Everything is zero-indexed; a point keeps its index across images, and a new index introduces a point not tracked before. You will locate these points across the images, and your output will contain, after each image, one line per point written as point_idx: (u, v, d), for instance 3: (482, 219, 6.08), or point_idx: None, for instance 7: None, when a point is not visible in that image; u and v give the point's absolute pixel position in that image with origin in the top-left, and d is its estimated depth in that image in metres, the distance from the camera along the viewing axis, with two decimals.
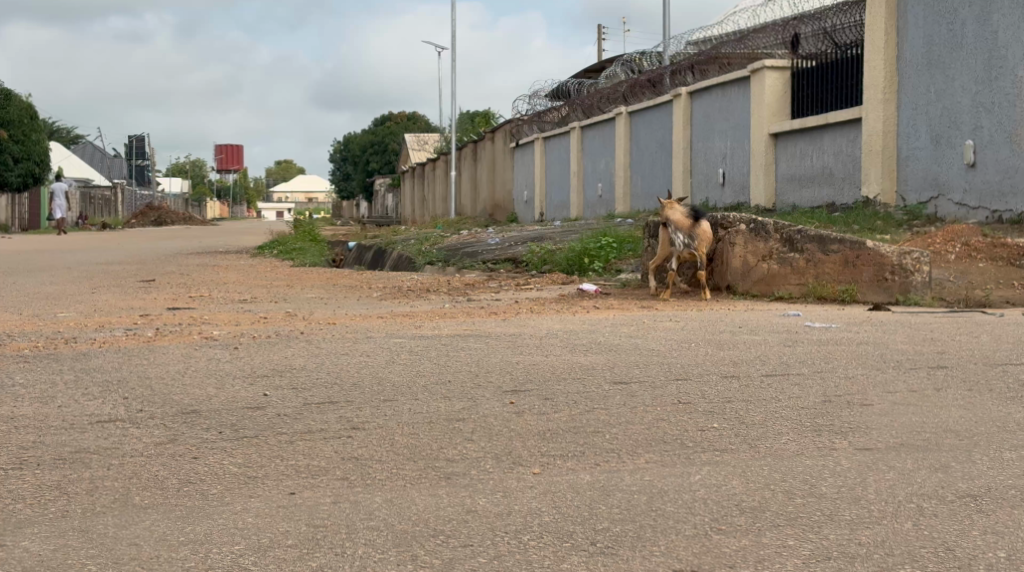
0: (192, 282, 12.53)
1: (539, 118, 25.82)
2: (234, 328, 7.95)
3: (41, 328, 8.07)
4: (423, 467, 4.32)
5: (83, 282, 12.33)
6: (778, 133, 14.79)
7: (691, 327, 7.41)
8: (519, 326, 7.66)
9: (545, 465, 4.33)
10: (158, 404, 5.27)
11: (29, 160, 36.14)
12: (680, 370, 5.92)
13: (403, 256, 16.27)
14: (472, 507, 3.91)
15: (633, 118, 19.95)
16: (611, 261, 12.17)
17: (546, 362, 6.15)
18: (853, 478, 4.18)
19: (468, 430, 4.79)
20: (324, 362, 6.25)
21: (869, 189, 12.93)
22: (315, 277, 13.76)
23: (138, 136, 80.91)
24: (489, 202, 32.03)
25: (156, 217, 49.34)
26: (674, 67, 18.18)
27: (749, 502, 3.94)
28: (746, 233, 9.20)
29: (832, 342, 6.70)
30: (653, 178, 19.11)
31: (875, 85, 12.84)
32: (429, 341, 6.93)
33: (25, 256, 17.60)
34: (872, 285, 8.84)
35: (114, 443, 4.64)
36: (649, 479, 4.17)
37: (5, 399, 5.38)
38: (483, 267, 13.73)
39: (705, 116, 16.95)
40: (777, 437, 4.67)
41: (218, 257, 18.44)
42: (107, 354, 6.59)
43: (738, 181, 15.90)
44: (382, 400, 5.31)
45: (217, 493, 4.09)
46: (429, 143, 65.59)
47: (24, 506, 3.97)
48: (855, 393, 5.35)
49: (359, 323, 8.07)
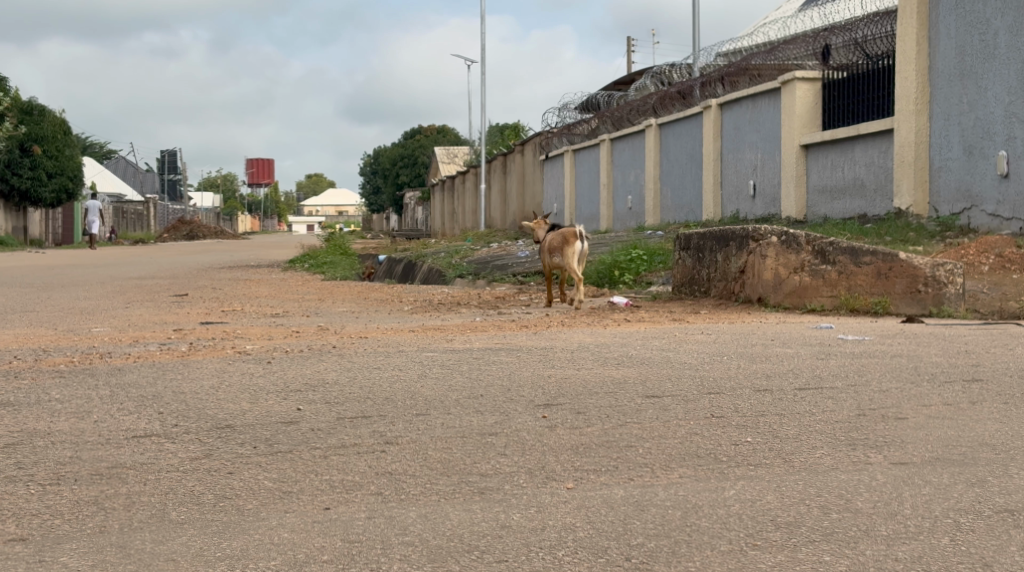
0: (223, 297, 12.59)
1: (567, 130, 25.86)
2: (266, 342, 7.99)
3: (75, 343, 8.13)
4: (456, 482, 4.33)
5: (116, 297, 12.41)
6: (809, 144, 14.74)
7: (723, 341, 7.38)
8: (551, 339, 7.66)
9: (579, 480, 4.32)
10: (193, 419, 5.31)
11: (62, 176, 36.35)
12: (712, 384, 5.90)
13: (433, 270, 16.31)
14: (506, 523, 3.92)
15: (662, 130, 19.94)
16: (642, 274, 12.13)
17: (578, 376, 6.15)
18: (889, 493, 4.15)
19: (501, 444, 4.79)
20: (356, 376, 6.27)
21: (901, 201, 12.86)
22: (345, 290, 13.83)
23: (171, 152, 81.50)
24: (518, 214, 32.09)
25: (188, 232, 49.71)
26: (704, 78, 18.18)
27: (784, 517, 3.93)
28: (777, 246, 9.18)
29: (866, 355, 6.66)
30: (683, 190, 19.08)
31: (906, 96, 12.79)
32: (462, 355, 6.95)
33: (56, 271, 17.73)
34: (905, 297, 8.78)
35: (150, 459, 4.68)
36: (682, 494, 4.16)
37: (41, 414, 5.43)
38: (514, 280, 13.75)
39: (735, 127, 16.92)
40: (812, 451, 4.65)
41: (248, 271, 18.53)
42: (141, 369, 6.62)
43: (769, 193, 15.85)
44: (415, 415, 5.32)
45: (252, 509, 4.11)
46: (459, 155, 65.88)
47: (61, 521, 4.01)
48: (889, 407, 5.32)
49: (390, 337, 8.10)
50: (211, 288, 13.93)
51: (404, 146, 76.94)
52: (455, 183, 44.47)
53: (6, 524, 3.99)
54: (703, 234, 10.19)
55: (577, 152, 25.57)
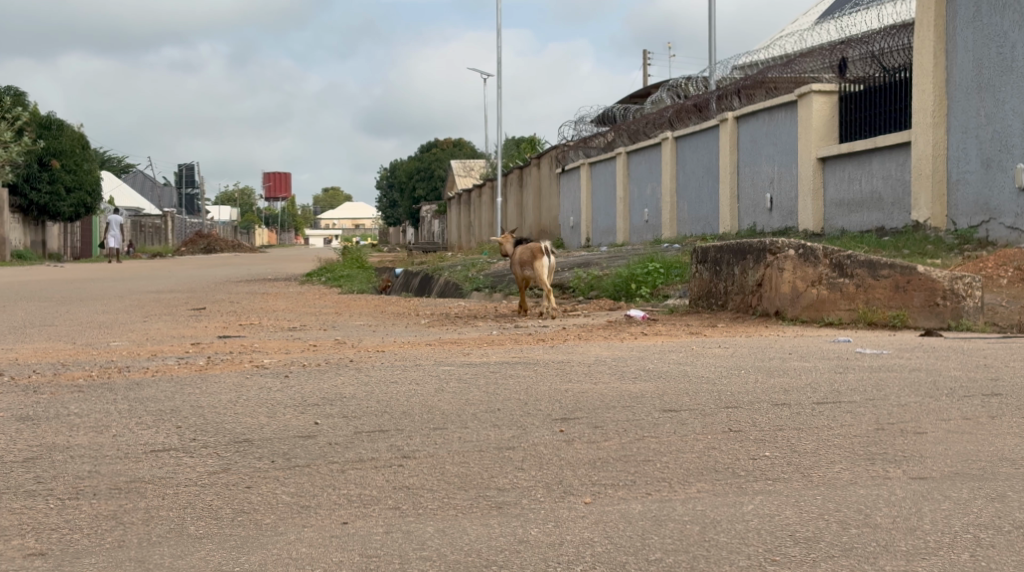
0: (241, 310, 12.62)
1: (584, 144, 25.88)
2: (283, 356, 8.01)
3: (94, 357, 8.16)
4: (474, 497, 4.33)
5: (134, 311, 12.45)
6: (826, 158, 14.70)
7: (740, 354, 7.36)
8: (568, 353, 7.65)
9: (596, 495, 4.32)
10: (211, 433, 5.32)
11: (80, 190, 36.54)
12: (731, 398, 5.88)
13: (450, 283, 16.31)
14: (524, 538, 3.91)
15: (678, 143, 19.94)
16: (658, 287, 12.11)
17: (595, 390, 6.14)
18: (909, 508, 4.13)
19: (519, 458, 4.80)
20: (373, 391, 6.27)
21: (919, 214, 12.82)
22: (362, 304, 13.87)
23: (189, 166, 81.87)
24: (534, 227, 32.09)
25: (206, 245, 49.90)
26: (720, 91, 18.18)
27: (803, 532, 3.92)
28: (795, 258, 9.14)
29: (884, 369, 6.63)
30: (700, 203, 19.05)
31: (924, 109, 12.75)
32: (478, 369, 6.95)
33: (76, 285, 17.81)
34: (924, 311, 8.77)
35: (168, 473, 4.69)
36: (700, 509, 4.15)
37: (60, 429, 5.45)
38: (529, 294, 13.75)
39: (752, 140, 16.90)
40: (830, 465, 4.64)
41: (265, 285, 18.57)
42: (160, 384, 6.65)
43: (786, 206, 15.82)
44: (433, 429, 5.32)
45: (270, 523, 4.12)
46: (475, 169, 66.02)
47: (81, 536, 4.03)
48: (908, 422, 5.30)
49: (408, 351, 8.11)
50: (228, 302, 13.97)
51: (420, 160, 77.10)
52: (471, 197, 44.59)
53: (25, 539, 4.01)
54: (720, 247, 10.16)
55: (593, 165, 25.58)
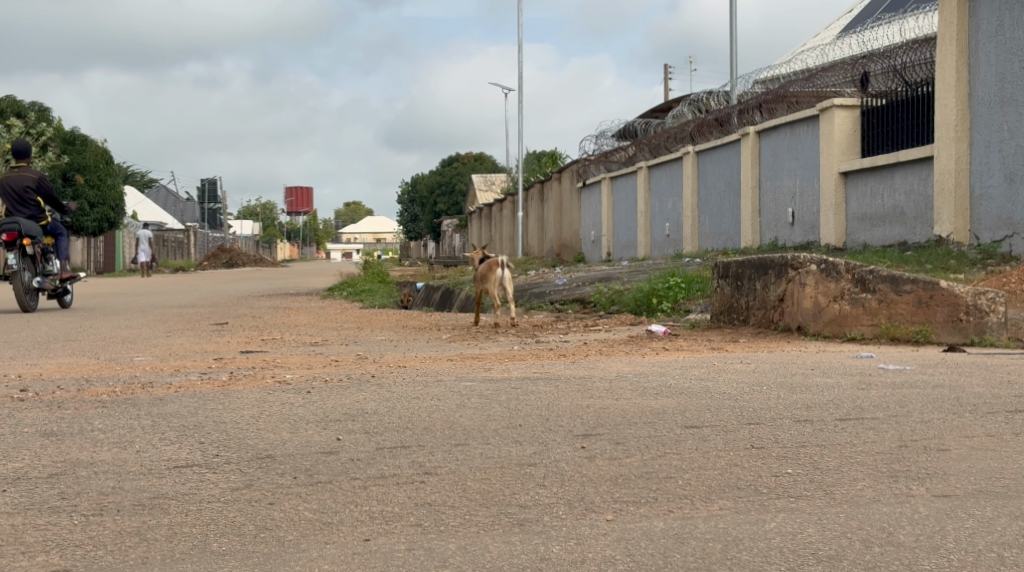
0: (263, 325, 12.66)
1: (605, 158, 25.90)
2: (305, 371, 8.03)
3: (118, 373, 8.19)
4: (496, 514, 4.34)
5: (157, 327, 12.51)
6: (848, 172, 14.66)
7: (762, 370, 7.35)
8: (589, 369, 7.64)
9: (617, 512, 4.31)
10: (234, 449, 5.34)
11: (104, 205, 36.80)
12: (752, 414, 5.86)
13: (471, 297, 16.35)
14: (546, 556, 3.92)
15: (700, 158, 19.93)
16: (679, 301, 12.09)
17: (616, 406, 6.13)
18: (933, 526, 4.12)
19: (540, 475, 4.80)
20: (395, 406, 6.28)
21: (942, 229, 12.77)
22: (383, 318, 13.91)
23: (211, 181, 82.26)
24: (555, 241, 32.07)
25: (228, 259, 50.10)
26: (742, 105, 18.15)
27: (826, 550, 3.91)
28: (816, 274, 9.08)
29: (908, 386, 6.59)
30: (721, 218, 19.02)
31: (946, 123, 12.71)
32: (499, 385, 6.94)
33: (98, 300, 17.93)
34: (946, 326, 8.73)
35: (191, 490, 4.71)
36: (722, 527, 4.14)
37: (84, 444, 5.49)
38: (551, 308, 13.76)
39: (774, 155, 16.86)
40: (853, 483, 4.62)
41: (286, 299, 18.65)
42: (183, 399, 6.67)
43: (808, 220, 15.78)
44: (454, 445, 5.32)
45: (293, 540, 4.14)
46: (496, 183, 66.16)
47: (105, 553, 4.05)
48: (931, 438, 5.27)
49: (429, 367, 8.12)
50: (250, 317, 14.05)
51: (442, 174, 77.27)
52: (492, 212, 44.72)
53: (50, 555, 4.03)
54: (742, 262, 10.12)
55: (614, 179, 25.59)
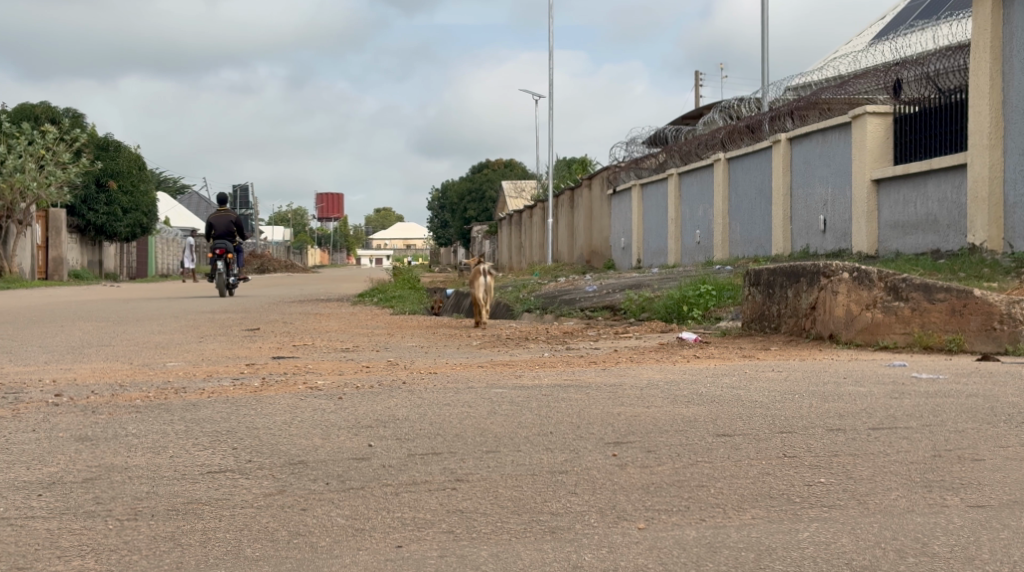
0: (295, 332, 12.63)
1: (635, 165, 25.89)
2: (336, 378, 8.03)
3: (151, 378, 8.22)
4: (527, 521, 4.34)
5: (189, 332, 12.51)
6: (880, 179, 14.59)
7: (794, 378, 7.32)
8: (619, 376, 7.65)
9: (650, 520, 4.31)
10: (266, 454, 5.38)
11: (137, 211, 37.06)
12: (784, 423, 5.84)
13: (501, 304, 16.40)
14: (578, 564, 3.93)
15: (731, 164, 19.87)
16: (710, 309, 12.07)
17: (647, 414, 6.13)
18: (967, 537, 4.09)
19: (572, 482, 4.81)
20: (426, 413, 6.29)
21: (975, 237, 12.70)
22: (414, 324, 13.94)
23: (242, 185, 82.65)
24: (585, 248, 32.05)
25: (258, 266, 50.33)
26: (774, 112, 18.08)
27: (860, 560, 3.90)
28: (848, 282, 9.09)
29: (943, 395, 6.55)
30: (752, 226, 18.94)
31: (980, 131, 12.62)
32: (531, 392, 6.94)
33: (131, 305, 17.98)
34: (980, 335, 8.62)
35: (225, 494, 4.75)
36: (756, 536, 4.13)
37: (118, 448, 5.54)
38: (581, 315, 13.75)
39: (805, 161, 16.79)
40: (886, 492, 4.60)
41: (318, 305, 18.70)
42: (215, 405, 6.70)
43: (840, 228, 15.69)
44: (485, 451, 5.35)
45: (326, 546, 4.16)
46: (527, 189, 66.26)
47: (140, 557, 4.09)
48: (965, 448, 5.24)
49: (459, 374, 8.11)
50: (283, 323, 14.09)
51: (472, 181, 77.42)
52: (522, 218, 44.80)
53: (86, 559, 4.07)
54: (773, 269, 10.07)
55: (644, 186, 25.54)
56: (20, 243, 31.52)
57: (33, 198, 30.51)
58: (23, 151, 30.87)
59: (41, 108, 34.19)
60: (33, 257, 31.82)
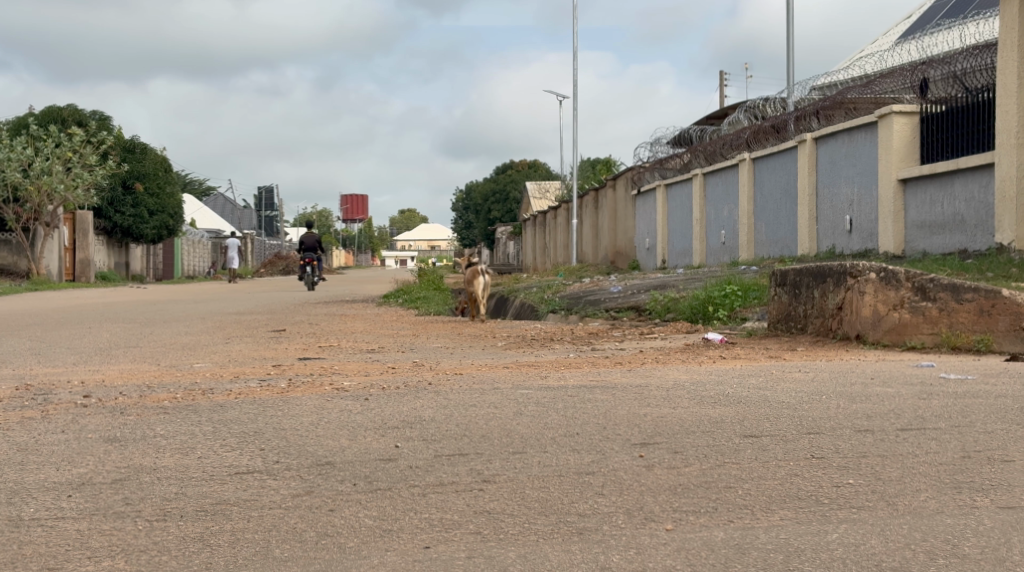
0: (319, 332, 12.74)
1: (660, 165, 25.86)
2: (362, 378, 8.11)
3: (180, 379, 8.33)
4: (554, 522, 4.34)
5: (216, 333, 12.67)
6: (907, 179, 14.50)
7: (821, 378, 7.29)
8: (645, 377, 7.63)
9: (678, 521, 4.30)
10: (294, 455, 5.40)
11: (163, 213, 37.34)
12: (812, 424, 5.82)
13: (526, 304, 16.47)
14: (606, 565, 3.93)
15: (756, 164, 19.81)
16: (736, 310, 12.04)
17: (674, 415, 6.12)
18: (997, 538, 4.07)
19: (599, 484, 4.80)
20: (452, 414, 6.31)
21: (1003, 236, 12.61)
22: (439, 324, 13.99)
23: (268, 186, 83.16)
24: (609, 249, 32.05)
25: (284, 266, 50.58)
26: (799, 112, 18.01)
27: (890, 562, 3.89)
28: (876, 282, 9.03)
29: (970, 396, 6.50)
30: (777, 226, 18.89)
31: (1008, 130, 12.54)
32: (556, 393, 6.93)
33: (159, 306, 18.21)
34: (1009, 335, 8.56)
35: (253, 495, 4.77)
36: (785, 537, 4.12)
37: (147, 449, 5.58)
38: (606, 315, 13.73)
39: (831, 160, 16.71)
40: (915, 494, 4.57)
41: (344, 306, 18.87)
42: (242, 406, 6.75)
43: (867, 227, 15.61)
44: (512, 453, 5.34)
45: (354, 546, 4.18)
46: (551, 189, 66.33)
47: (170, 558, 4.12)
48: (995, 449, 5.21)
49: (485, 374, 8.17)
50: (307, 323, 14.23)
51: (496, 182, 77.59)
52: (546, 218, 44.92)
53: (116, 560, 4.10)
54: (799, 269, 10.04)
55: (669, 186, 25.49)
56: (47, 245, 31.78)
57: (61, 200, 30.70)
58: (50, 154, 31.08)
59: (68, 111, 34.38)
60: (61, 259, 32.07)
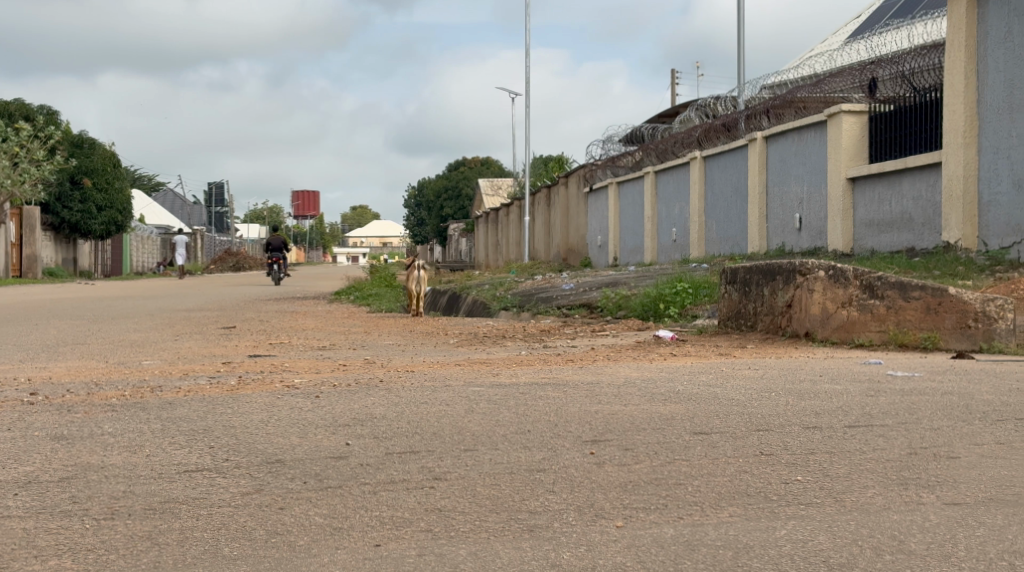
0: (270, 330, 12.62)
1: (612, 163, 25.94)
2: (314, 376, 8.05)
3: (129, 376, 8.22)
4: (506, 520, 4.34)
5: (165, 330, 12.52)
6: (855, 178, 14.65)
7: (770, 375, 7.35)
8: (597, 375, 7.64)
9: (628, 519, 4.32)
10: (244, 453, 5.35)
11: (111, 209, 36.89)
12: (761, 421, 5.86)
13: (478, 302, 16.46)
14: (556, 562, 3.93)
15: (707, 163, 19.93)
16: (687, 307, 12.09)
17: (625, 412, 6.12)
18: (943, 534, 4.12)
19: (550, 481, 4.81)
20: (403, 411, 6.29)
21: (949, 235, 12.78)
22: (390, 322, 13.94)
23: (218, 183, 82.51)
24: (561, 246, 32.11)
25: (235, 263, 50.16)
26: (750, 111, 18.14)
27: (838, 558, 3.92)
28: (825, 280, 9.10)
29: (916, 393, 6.58)
30: (728, 224, 19.01)
31: (955, 130, 12.70)
32: (508, 391, 6.93)
33: (108, 304, 17.97)
34: (955, 332, 8.69)
35: (202, 494, 4.72)
36: (734, 534, 4.15)
37: (95, 448, 5.50)
38: (558, 313, 13.74)
39: (782, 159, 16.84)
40: (863, 490, 4.62)
41: (295, 303, 18.75)
42: (192, 403, 6.68)
43: (816, 226, 15.74)
44: (462, 450, 5.33)
45: (304, 545, 4.15)
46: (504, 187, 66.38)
47: (117, 557, 4.07)
48: (941, 445, 5.28)
49: (437, 371, 8.13)
50: (258, 320, 14.11)
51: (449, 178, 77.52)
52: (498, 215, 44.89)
53: (62, 559, 4.04)
54: (749, 267, 10.11)
55: (621, 184, 25.59)
56: None
57: (7, 195, 30.23)
58: None
59: (14, 104, 33.90)
60: (8, 255, 31.59)
